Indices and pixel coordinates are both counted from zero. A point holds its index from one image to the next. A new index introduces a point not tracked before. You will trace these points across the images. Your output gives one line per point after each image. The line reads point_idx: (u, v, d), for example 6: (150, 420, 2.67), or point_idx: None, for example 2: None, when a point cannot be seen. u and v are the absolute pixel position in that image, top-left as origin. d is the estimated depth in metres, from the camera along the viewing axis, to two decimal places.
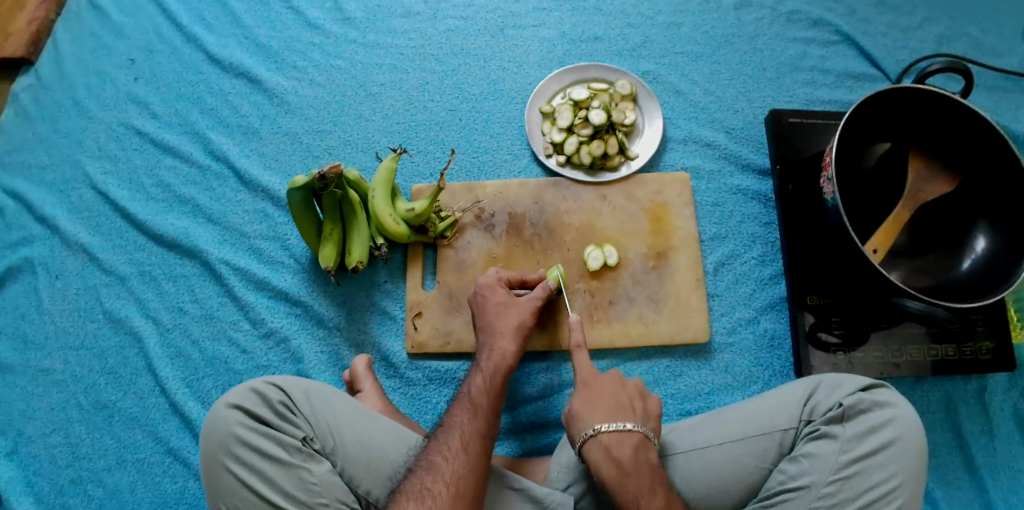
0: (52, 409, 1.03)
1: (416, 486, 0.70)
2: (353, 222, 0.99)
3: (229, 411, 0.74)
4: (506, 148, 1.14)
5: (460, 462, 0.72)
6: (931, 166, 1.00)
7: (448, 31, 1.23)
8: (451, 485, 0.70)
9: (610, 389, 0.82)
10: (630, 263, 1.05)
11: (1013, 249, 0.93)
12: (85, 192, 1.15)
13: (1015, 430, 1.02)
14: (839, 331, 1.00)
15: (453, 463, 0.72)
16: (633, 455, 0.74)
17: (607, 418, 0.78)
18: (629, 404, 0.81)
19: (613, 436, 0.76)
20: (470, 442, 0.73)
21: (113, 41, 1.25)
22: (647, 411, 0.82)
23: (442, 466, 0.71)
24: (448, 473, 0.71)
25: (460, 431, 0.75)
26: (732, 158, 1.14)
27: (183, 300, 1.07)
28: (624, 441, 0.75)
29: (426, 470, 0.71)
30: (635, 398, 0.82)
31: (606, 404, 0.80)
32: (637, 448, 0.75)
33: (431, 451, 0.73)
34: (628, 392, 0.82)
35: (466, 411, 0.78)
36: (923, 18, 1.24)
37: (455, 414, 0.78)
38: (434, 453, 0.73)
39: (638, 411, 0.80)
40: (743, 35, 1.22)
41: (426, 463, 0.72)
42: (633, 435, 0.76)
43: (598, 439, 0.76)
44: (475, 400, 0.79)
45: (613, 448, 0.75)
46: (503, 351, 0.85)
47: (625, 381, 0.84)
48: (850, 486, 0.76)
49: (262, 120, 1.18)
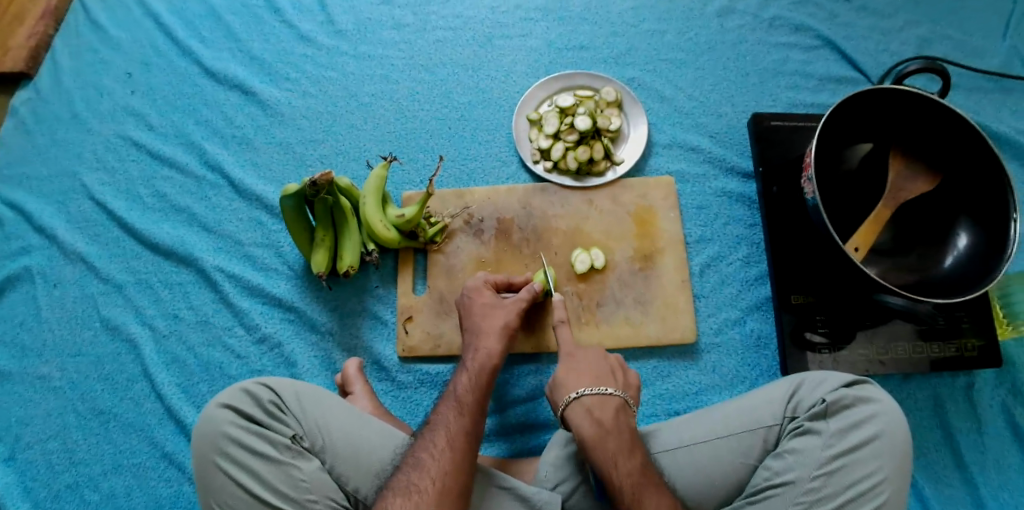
0: (50, 415, 1.05)
1: (403, 482, 0.72)
2: (345, 228, 1.02)
3: (221, 411, 0.77)
4: (495, 155, 1.17)
5: (446, 459, 0.74)
6: (912, 165, 1.02)
7: (437, 42, 1.26)
8: (437, 481, 0.72)
9: (593, 359, 0.88)
10: (617, 265, 1.06)
11: (993, 247, 0.95)
12: (83, 203, 1.18)
13: (1003, 426, 1.03)
14: (824, 330, 1.01)
15: (438, 460, 0.74)
16: (614, 417, 0.80)
17: (589, 383, 0.84)
18: (610, 372, 0.86)
19: (594, 399, 0.81)
20: (455, 440, 0.76)
21: (110, 55, 1.28)
22: (627, 381, 0.88)
23: (428, 462, 0.74)
24: (434, 469, 0.73)
25: (446, 429, 0.77)
26: (716, 161, 1.16)
27: (179, 307, 1.09)
28: (605, 404, 0.81)
29: (413, 466, 0.74)
30: (616, 370, 0.88)
31: (588, 373, 0.86)
32: (617, 411, 0.81)
33: (417, 449, 0.76)
34: (610, 363, 0.88)
35: (452, 409, 0.80)
36: (904, 21, 1.26)
37: (441, 412, 0.80)
38: (420, 451, 0.75)
39: (618, 380, 0.86)
40: (727, 41, 1.25)
41: (413, 460, 0.74)
42: (613, 399, 0.82)
43: (579, 401, 0.81)
44: (461, 398, 0.81)
45: (595, 410, 0.80)
46: (489, 351, 0.87)
47: (606, 353, 0.90)
48: (833, 481, 0.77)
49: (256, 130, 1.21)
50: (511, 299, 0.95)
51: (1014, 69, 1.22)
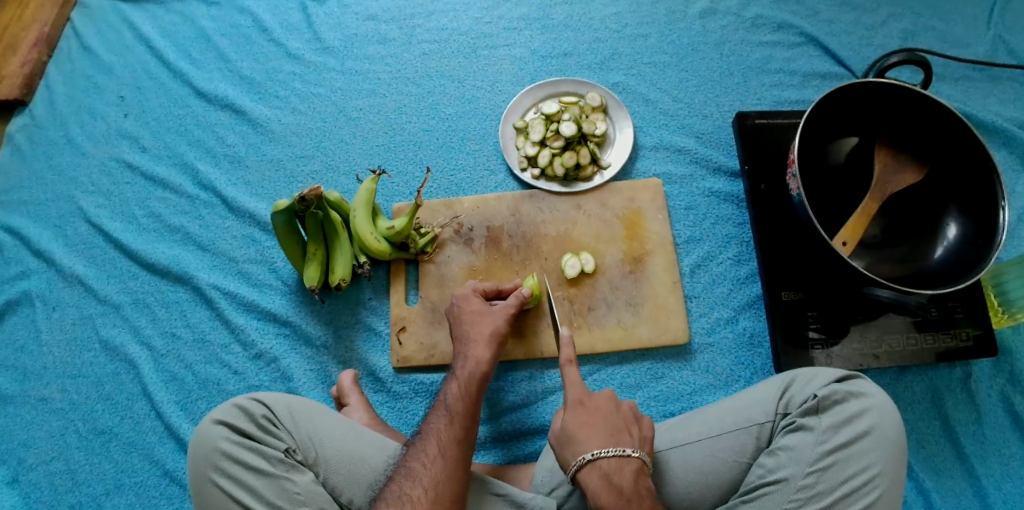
0: (52, 437, 1.06)
1: (396, 493, 0.73)
2: (336, 243, 1.03)
3: (215, 427, 0.78)
4: (483, 164, 1.18)
5: (438, 468, 0.75)
6: (898, 157, 1.02)
7: (423, 55, 1.27)
8: (430, 491, 0.73)
9: (605, 411, 0.81)
10: (608, 269, 1.07)
11: (982, 235, 0.95)
12: (79, 226, 1.20)
13: (1003, 416, 1.03)
14: (816, 325, 1.01)
15: (430, 469, 0.75)
16: (633, 482, 0.74)
17: (605, 443, 0.77)
18: (625, 428, 0.80)
19: (612, 462, 0.75)
20: (447, 448, 0.77)
21: (103, 80, 1.30)
22: (642, 434, 0.81)
23: (420, 472, 0.74)
24: (427, 478, 0.74)
25: (437, 437, 0.78)
26: (703, 161, 1.17)
27: (176, 326, 1.11)
28: (623, 468, 0.75)
29: (405, 476, 0.74)
30: (630, 423, 0.81)
31: (602, 428, 0.79)
32: (636, 474, 0.75)
33: (409, 458, 0.76)
34: (623, 417, 0.81)
35: (443, 418, 0.81)
36: (886, 15, 1.27)
37: (433, 421, 0.81)
38: (412, 461, 0.76)
39: (633, 435, 0.80)
40: (710, 42, 1.25)
41: (405, 470, 0.75)
42: (632, 461, 0.76)
43: (595, 465, 0.75)
44: (452, 407, 0.82)
45: (613, 475, 0.75)
46: (477, 358, 0.88)
47: (619, 402, 0.83)
48: (827, 477, 0.77)
49: (247, 149, 1.22)
50: (500, 306, 0.96)
51: (999, 57, 1.23)
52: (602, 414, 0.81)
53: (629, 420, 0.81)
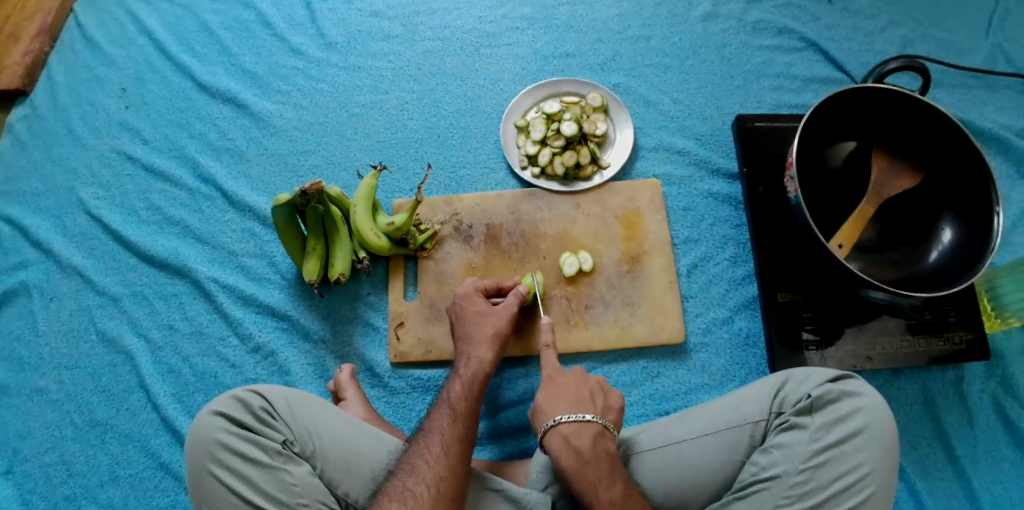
0: (47, 428, 1.06)
1: (399, 488, 0.73)
2: (336, 238, 1.03)
3: (213, 418, 0.78)
4: (483, 162, 1.18)
5: (441, 465, 0.75)
6: (895, 162, 1.03)
7: (426, 52, 1.28)
8: (432, 487, 0.73)
9: (571, 384, 0.85)
10: (605, 268, 1.08)
11: (977, 240, 0.96)
12: (79, 217, 1.20)
13: (995, 419, 1.04)
14: (812, 327, 1.02)
15: (434, 465, 0.75)
16: (592, 444, 0.77)
17: (566, 410, 0.80)
18: (589, 396, 0.83)
19: (571, 426, 0.78)
20: (450, 446, 0.77)
21: (105, 72, 1.30)
22: (608, 405, 0.84)
23: (423, 468, 0.75)
24: (430, 475, 0.74)
25: (441, 435, 0.78)
26: (702, 163, 1.17)
27: (174, 318, 1.11)
28: (582, 431, 0.78)
29: (408, 472, 0.75)
30: (596, 395, 0.84)
31: (567, 397, 0.82)
32: (595, 437, 0.78)
33: (412, 455, 0.77)
34: (589, 387, 0.85)
35: (446, 416, 0.81)
36: (887, 21, 1.28)
37: (435, 419, 0.81)
38: (415, 457, 0.76)
39: (598, 404, 0.83)
40: (711, 45, 1.26)
41: (407, 466, 0.75)
42: (591, 425, 0.78)
43: (556, 430, 0.78)
44: (454, 405, 0.82)
45: (572, 438, 0.77)
46: (480, 359, 0.89)
47: (586, 376, 0.87)
48: (820, 474, 0.78)
49: (248, 143, 1.22)
50: (502, 306, 0.96)
51: (997, 65, 1.24)
52: (568, 388, 0.84)
53: (592, 391, 0.84)
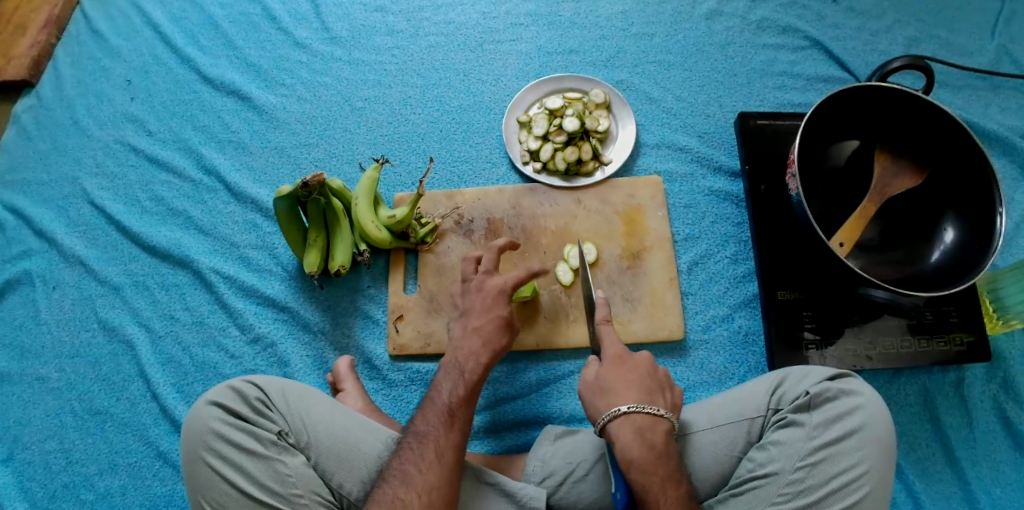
0: (48, 416, 1.07)
1: (390, 496, 0.73)
2: (337, 230, 1.03)
3: (209, 408, 0.79)
4: (485, 156, 1.19)
5: (434, 474, 0.75)
6: (899, 161, 1.03)
7: (430, 47, 1.28)
8: (424, 495, 0.73)
9: (642, 370, 0.82)
10: (607, 263, 1.08)
11: (979, 240, 0.95)
12: (82, 207, 1.20)
13: (996, 421, 1.03)
14: (812, 326, 1.01)
15: (426, 474, 0.75)
16: (665, 441, 0.76)
17: (637, 401, 0.79)
18: (659, 389, 0.82)
19: (646, 419, 0.77)
20: (445, 453, 0.77)
21: (110, 63, 1.31)
22: (674, 400, 0.82)
23: (415, 478, 0.74)
24: (422, 484, 0.74)
25: (436, 443, 0.78)
26: (704, 161, 1.17)
27: (175, 309, 1.11)
28: (655, 426, 0.77)
29: (399, 480, 0.74)
30: (664, 390, 0.82)
31: (637, 387, 0.80)
32: (666, 435, 0.77)
33: (404, 461, 0.76)
34: (657, 380, 0.83)
35: (442, 422, 0.80)
36: (892, 21, 1.28)
37: (431, 424, 0.80)
38: (406, 464, 0.76)
39: (666, 400, 0.81)
40: (715, 43, 1.26)
41: (398, 473, 0.75)
42: (664, 422, 0.78)
43: (629, 419, 0.77)
44: (453, 410, 0.82)
45: (645, 431, 0.76)
46: (484, 363, 0.88)
47: (655, 365, 0.84)
48: (817, 472, 0.77)
49: (252, 135, 1.23)
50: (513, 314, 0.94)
51: (1002, 67, 1.23)
52: (638, 381, 0.81)
53: (661, 386, 0.82)
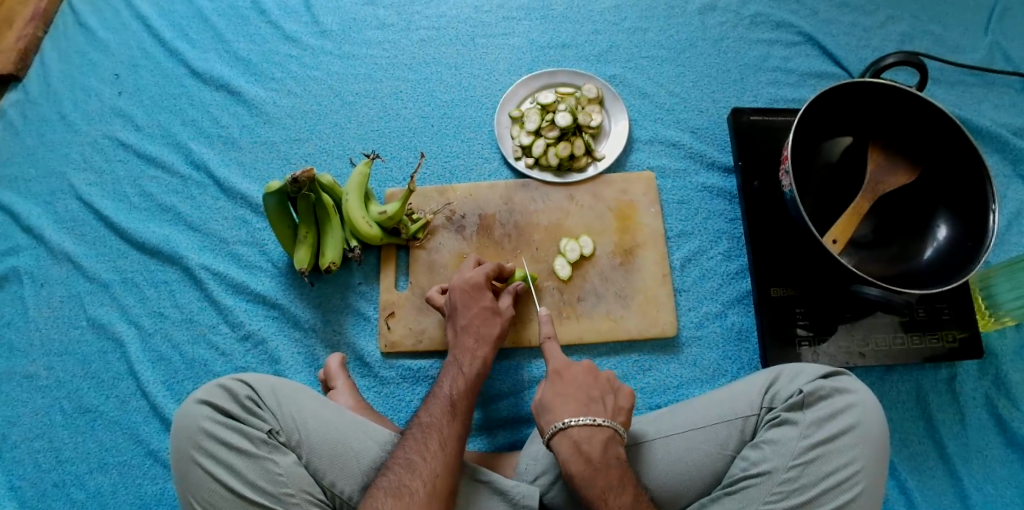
0: (37, 414, 1.06)
1: (394, 483, 0.72)
2: (327, 226, 1.02)
3: (199, 407, 0.78)
4: (477, 152, 1.18)
5: (437, 462, 0.75)
6: (892, 158, 1.03)
7: (421, 41, 1.27)
8: (428, 483, 0.73)
9: (581, 381, 0.83)
10: (599, 259, 1.07)
11: (972, 237, 0.95)
12: (70, 203, 1.19)
13: (988, 418, 1.04)
14: (805, 322, 1.01)
15: (431, 462, 0.74)
16: (602, 452, 0.76)
17: (577, 412, 0.79)
18: (600, 396, 0.81)
19: (583, 431, 0.77)
20: (448, 443, 0.77)
21: (98, 57, 1.29)
22: (618, 405, 0.81)
23: (420, 464, 0.74)
24: (426, 471, 0.74)
25: (440, 433, 0.78)
26: (697, 156, 1.17)
27: (164, 306, 1.10)
28: (593, 437, 0.77)
29: (404, 467, 0.74)
30: (606, 395, 0.82)
31: (577, 399, 0.81)
32: (606, 443, 0.77)
33: (408, 450, 0.76)
34: (599, 387, 0.82)
35: (444, 412, 0.81)
36: (885, 17, 1.27)
37: (433, 414, 0.81)
38: (412, 453, 0.75)
39: (608, 406, 0.80)
40: (708, 38, 1.25)
41: (403, 461, 0.75)
42: (602, 431, 0.77)
43: (566, 433, 0.77)
44: (454, 402, 0.83)
45: (581, 444, 0.76)
46: (482, 358, 0.90)
47: (596, 371, 0.85)
48: (810, 471, 0.77)
49: (241, 130, 1.22)
50: (505, 307, 0.97)
51: (994, 63, 1.23)
52: (579, 390, 0.82)
53: (600, 395, 0.81)
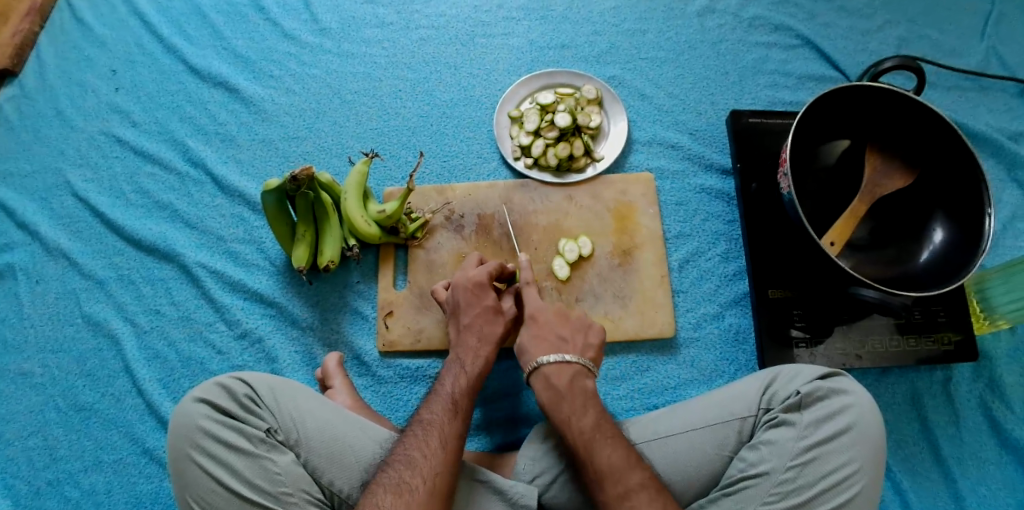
0: (31, 412, 1.05)
1: (395, 479, 0.72)
2: (326, 225, 1.02)
3: (197, 405, 0.78)
4: (476, 151, 1.18)
5: (437, 459, 0.75)
6: (890, 161, 1.03)
7: (420, 40, 1.26)
8: (428, 480, 0.73)
9: (555, 325, 0.91)
10: (598, 259, 1.08)
11: (967, 240, 0.96)
12: (66, 199, 1.18)
13: (982, 421, 1.04)
14: (802, 324, 1.01)
15: (430, 459, 0.74)
16: (569, 382, 0.83)
17: (549, 352, 0.87)
18: (570, 337, 0.90)
19: (552, 366, 0.85)
20: (449, 441, 0.77)
21: (95, 53, 1.28)
22: (589, 345, 0.90)
23: (420, 461, 0.74)
24: (426, 468, 0.73)
25: (440, 431, 0.78)
26: (695, 158, 1.17)
27: (161, 303, 1.10)
28: (561, 371, 0.84)
29: (404, 465, 0.74)
30: (576, 334, 0.90)
31: (550, 340, 0.89)
32: (574, 376, 0.84)
33: (408, 447, 0.76)
34: (569, 327, 0.91)
35: (446, 410, 0.81)
36: (883, 21, 1.28)
37: (434, 412, 0.81)
38: (412, 450, 0.75)
39: (577, 344, 0.89)
40: (707, 40, 1.26)
41: (403, 458, 0.75)
42: (570, 366, 0.85)
43: (539, 370, 0.85)
44: (456, 400, 0.83)
45: (551, 377, 0.84)
46: (484, 357, 0.90)
47: (570, 317, 0.93)
48: (808, 471, 0.77)
49: (239, 127, 1.21)
50: (507, 308, 0.97)
51: (990, 68, 1.24)
52: (552, 334, 0.90)
53: (574, 341, 0.89)
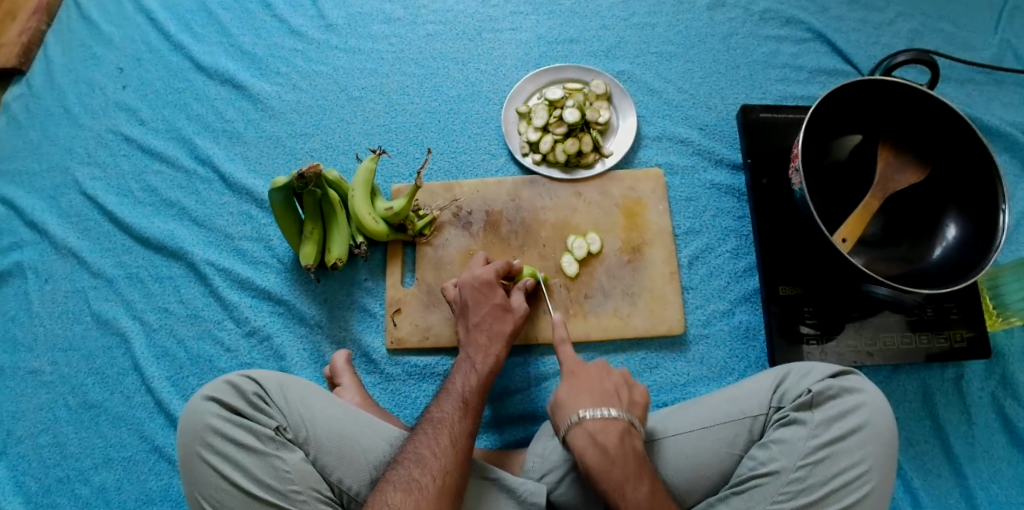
0: (41, 410, 1.05)
1: (404, 477, 0.72)
2: (333, 222, 1.02)
3: (206, 403, 0.78)
4: (484, 148, 1.17)
5: (447, 457, 0.74)
6: (902, 157, 1.02)
7: (427, 36, 1.26)
8: (438, 478, 0.72)
9: (597, 378, 0.84)
10: (606, 256, 1.07)
11: (981, 237, 0.94)
12: (74, 198, 1.18)
13: (995, 418, 1.03)
14: (813, 321, 1.01)
15: (440, 458, 0.74)
16: (619, 442, 0.75)
17: (593, 406, 0.79)
18: (614, 391, 0.82)
19: (597, 423, 0.77)
20: (459, 439, 0.77)
21: (102, 51, 1.28)
22: (633, 399, 0.83)
23: (430, 459, 0.74)
24: (436, 466, 0.73)
25: (450, 429, 0.78)
26: (705, 153, 1.16)
27: (169, 301, 1.10)
28: (609, 428, 0.77)
29: (414, 462, 0.73)
30: (620, 388, 0.83)
31: (591, 393, 0.81)
32: (622, 435, 0.76)
33: (418, 444, 0.76)
34: (613, 381, 0.84)
35: (456, 408, 0.81)
36: (896, 14, 1.26)
37: (444, 410, 0.80)
38: (421, 447, 0.75)
39: (623, 399, 0.81)
40: (717, 34, 1.24)
41: (413, 456, 0.74)
42: (617, 422, 0.77)
43: (582, 425, 0.77)
44: (466, 399, 0.82)
45: (597, 436, 0.76)
46: (495, 356, 0.90)
47: (611, 370, 0.86)
48: (818, 471, 0.77)
49: (246, 125, 1.21)
50: (516, 304, 0.96)
51: (1005, 61, 1.22)
52: (594, 387, 0.82)
53: (618, 396, 0.81)
